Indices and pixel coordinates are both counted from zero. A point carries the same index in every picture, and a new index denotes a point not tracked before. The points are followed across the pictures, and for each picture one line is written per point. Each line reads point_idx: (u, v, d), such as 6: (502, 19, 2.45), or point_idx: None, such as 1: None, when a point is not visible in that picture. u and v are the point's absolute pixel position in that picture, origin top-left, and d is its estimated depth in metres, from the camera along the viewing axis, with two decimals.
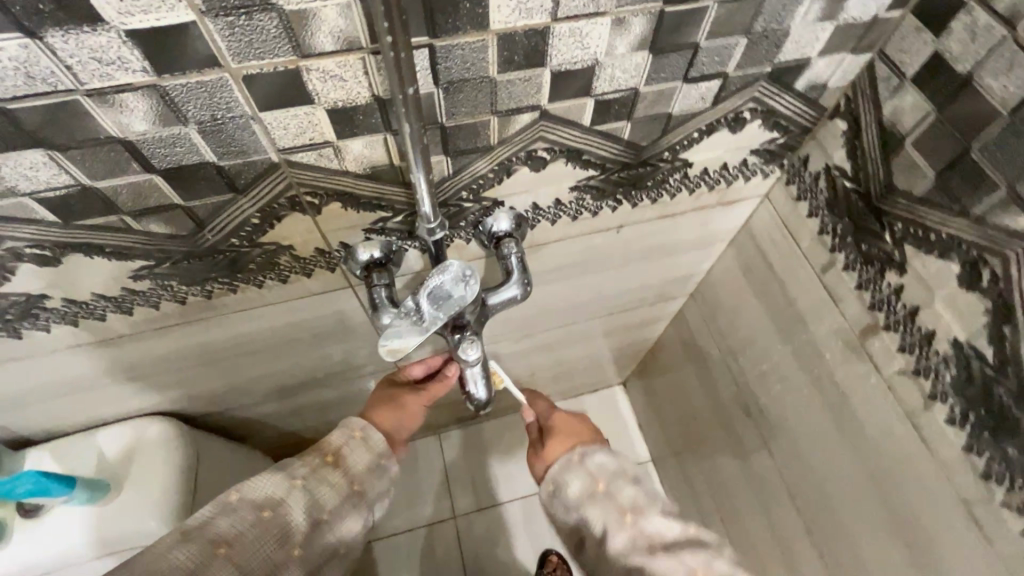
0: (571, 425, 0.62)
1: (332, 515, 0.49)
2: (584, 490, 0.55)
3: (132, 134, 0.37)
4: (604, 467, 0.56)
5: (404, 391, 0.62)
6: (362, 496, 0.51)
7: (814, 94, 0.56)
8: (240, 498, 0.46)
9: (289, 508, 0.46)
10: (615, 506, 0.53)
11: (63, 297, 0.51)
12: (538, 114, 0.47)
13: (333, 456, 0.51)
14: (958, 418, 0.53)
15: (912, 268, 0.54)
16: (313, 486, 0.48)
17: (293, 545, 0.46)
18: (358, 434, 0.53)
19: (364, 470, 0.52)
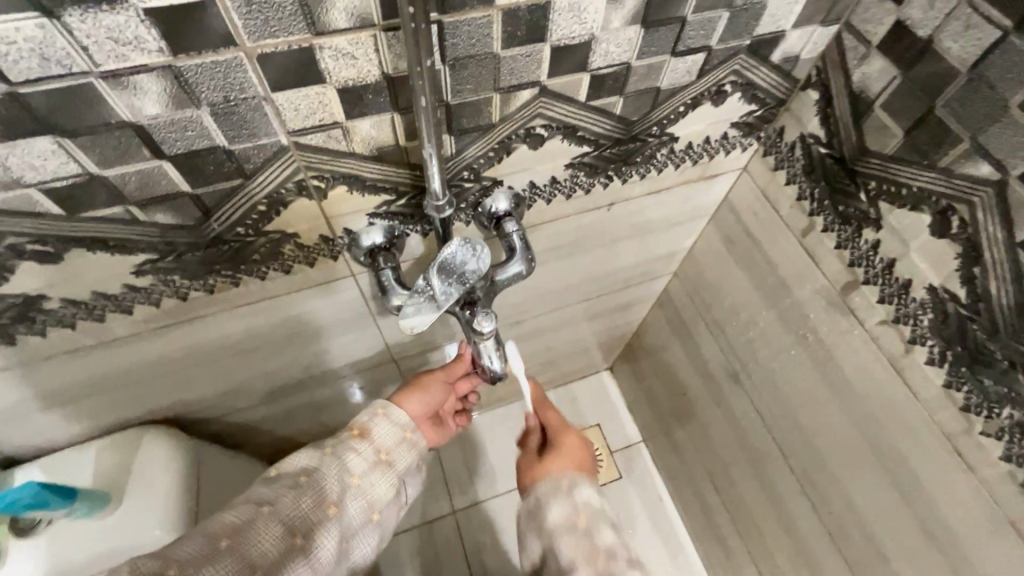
0: (576, 449, 0.60)
1: (362, 479, 0.53)
2: (565, 520, 0.52)
3: (144, 118, 0.37)
4: (590, 503, 0.54)
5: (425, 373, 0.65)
6: (389, 465, 0.56)
7: (788, 66, 0.60)
8: (279, 472, 0.51)
9: (322, 474, 0.51)
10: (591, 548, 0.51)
11: (63, 297, 0.50)
12: (537, 91, 0.49)
13: (358, 430, 0.56)
14: (937, 358, 0.57)
15: (887, 223, 0.58)
16: (341, 453, 0.53)
17: (330, 506, 0.50)
18: (381, 412, 0.58)
19: (390, 442, 0.57)
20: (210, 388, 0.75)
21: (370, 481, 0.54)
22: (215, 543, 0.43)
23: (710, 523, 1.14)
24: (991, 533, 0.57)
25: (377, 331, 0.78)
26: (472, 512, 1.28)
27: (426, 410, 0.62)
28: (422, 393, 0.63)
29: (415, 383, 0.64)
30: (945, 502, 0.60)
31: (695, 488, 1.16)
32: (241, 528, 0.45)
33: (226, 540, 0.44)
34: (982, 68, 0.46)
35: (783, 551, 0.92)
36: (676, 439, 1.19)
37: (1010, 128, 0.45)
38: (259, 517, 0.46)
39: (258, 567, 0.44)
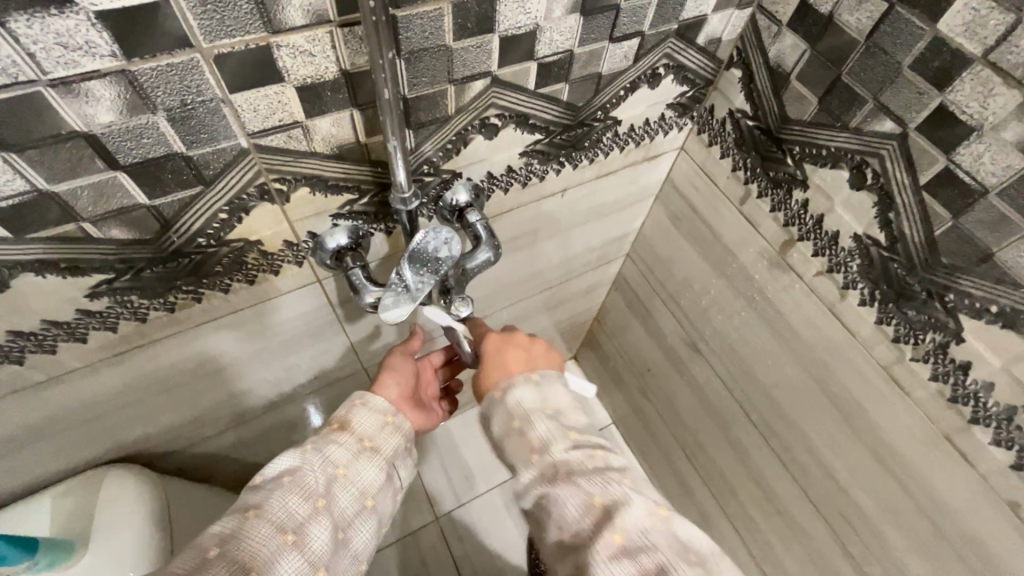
0: (506, 353, 0.55)
1: (348, 469, 0.53)
2: (506, 428, 0.51)
3: (97, 127, 0.36)
4: (523, 403, 0.51)
5: (390, 353, 0.66)
6: (376, 450, 0.56)
7: (712, 48, 0.65)
8: (264, 479, 0.50)
9: (305, 470, 0.51)
10: (527, 444, 0.49)
11: (10, 329, 0.47)
12: (489, 81, 0.51)
13: (338, 423, 0.56)
14: (868, 299, 0.64)
15: (813, 182, 0.64)
16: (323, 447, 0.53)
17: (318, 498, 0.50)
18: (359, 402, 0.58)
19: (372, 428, 0.57)
20: (174, 416, 0.72)
21: (357, 469, 0.54)
22: (203, 553, 0.43)
23: (684, 491, 1.19)
24: (929, 447, 0.64)
25: (346, 338, 0.78)
26: (455, 515, 1.27)
27: (403, 391, 0.63)
28: (394, 372, 0.64)
29: (384, 366, 0.65)
30: (889, 428, 0.67)
31: (667, 460, 1.21)
32: (228, 538, 0.45)
33: (215, 549, 0.43)
34: (876, 36, 0.52)
35: (754, 502, 0.98)
36: (645, 414, 1.24)
37: (904, 87, 0.52)
38: (246, 522, 0.46)
39: (251, 568, 0.43)
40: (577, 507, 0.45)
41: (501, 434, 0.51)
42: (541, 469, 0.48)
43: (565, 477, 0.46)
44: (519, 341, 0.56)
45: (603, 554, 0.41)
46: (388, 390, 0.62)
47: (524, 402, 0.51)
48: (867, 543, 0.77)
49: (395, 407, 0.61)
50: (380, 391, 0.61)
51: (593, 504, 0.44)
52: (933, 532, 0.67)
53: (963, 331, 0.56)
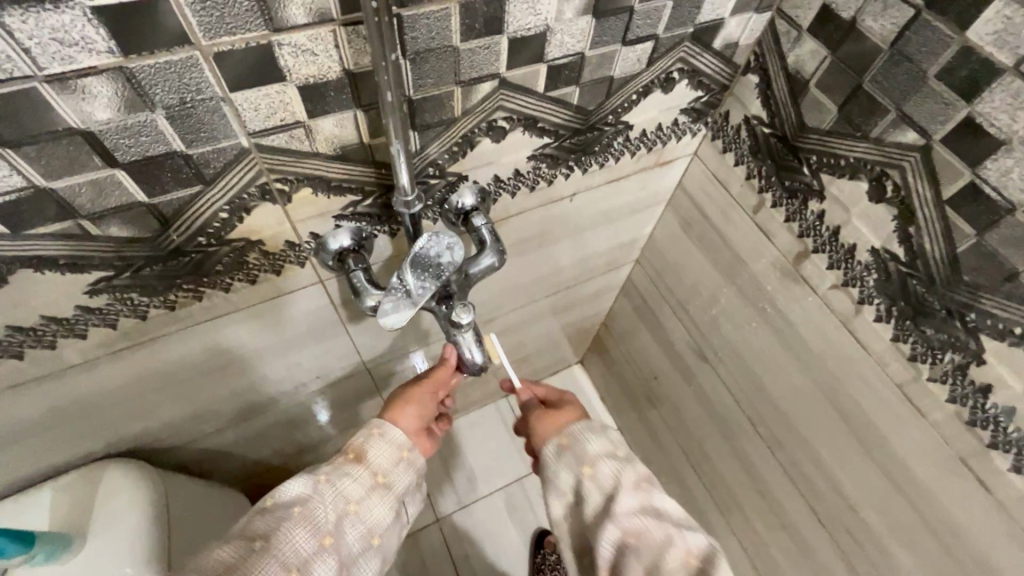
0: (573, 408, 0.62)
1: (359, 506, 0.54)
2: (605, 450, 0.56)
3: (94, 124, 0.36)
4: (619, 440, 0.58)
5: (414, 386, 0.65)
6: (387, 487, 0.57)
7: (729, 53, 0.64)
8: (275, 504, 0.51)
9: (316, 503, 0.52)
10: (636, 478, 0.54)
11: (9, 324, 0.47)
12: (497, 83, 0.50)
13: (354, 453, 0.57)
14: (884, 314, 0.62)
15: (830, 193, 0.62)
16: (337, 480, 0.54)
17: (325, 535, 0.51)
18: (376, 432, 0.58)
19: (386, 462, 0.57)
20: (175, 413, 0.72)
21: (368, 506, 0.55)
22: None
23: (686, 501, 1.16)
24: (944, 470, 0.61)
25: (349, 339, 0.77)
26: (455, 518, 1.27)
27: (421, 421, 0.62)
28: (416, 405, 0.63)
29: (403, 396, 0.63)
30: (902, 448, 0.65)
31: (670, 470, 1.19)
32: (232, 565, 0.46)
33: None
34: (901, 43, 0.50)
35: (759, 517, 0.96)
36: (650, 421, 1.22)
37: (929, 97, 0.50)
38: (250, 554, 0.47)
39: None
40: (675, 560, 0.49)
41: (600, 459, 0.55)
42: (646, 506, 0.52)
43: (669, 522, 0.51)
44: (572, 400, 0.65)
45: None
46: (406, 422, 0.61)
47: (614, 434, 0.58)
48: (874, 565, 0.75)
49: (412, 439, 0.61)
50: (399, 419, 0.61)
51: (689, 563, 0.48)
52: (945, 559, 0.65)
53: (984, 352, 0.54)
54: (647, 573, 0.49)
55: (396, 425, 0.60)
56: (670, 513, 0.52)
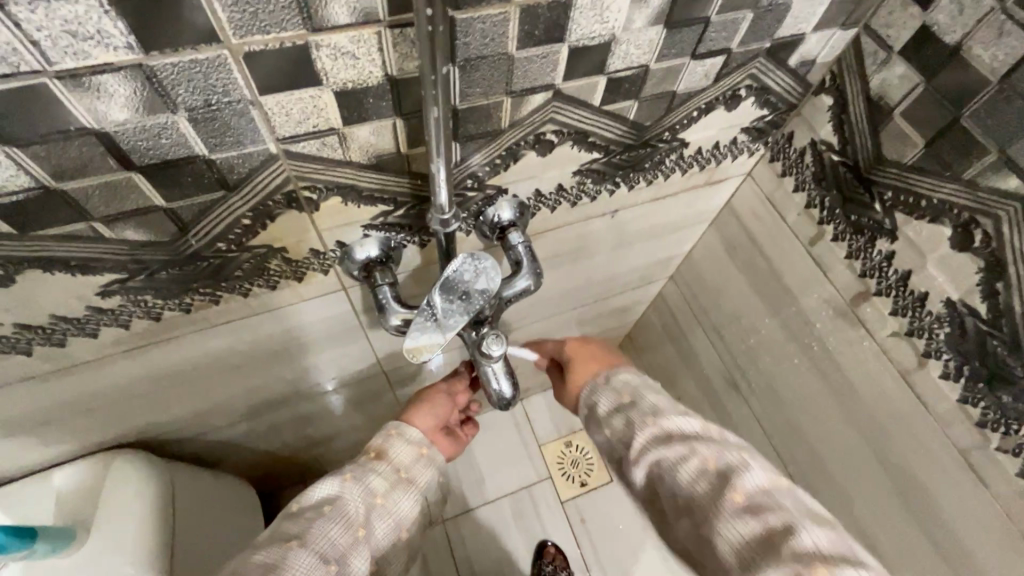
0: (588, 360, 0.59)
1: (385, 499, 0.54)
2: (614, 404, 0.54)
3: (110, 125, 0.32)
4: (631, 380, 0.55)
5: (429, 391, 0.66)
6: (411, 481, 0.57)
7: (804, 71, 0.58)
8: (301, 506, 0.51)
9: (346, 499, 0.52)
10: (641, 414, 0.52)
11: (15, 321, 0.44)
12: (551, 94, 0.45)
13: (375, 452, 0.57)
14: (952, 372, 0.56)
15: (903, 234, 0.57)
16: (363, 477, 0.54)
17: (358, 528, 0.51)
18: (394, 432, 0.59)
19: (408, 459, 0.58)
20: (187, 408, 0.69)
21: (394, 499, 0.55)
22: None
23: None
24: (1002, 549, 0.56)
25: (369, 344, 0.74)
26: (461, 521, 1.25)
27: (437, 420, 0.63)
28: (430, 406, 0.64)
29: (420, 400, 0.65)
30: (956, 517, 0.59)
31: None
32: (273, 567, 0.45)
33: None
34: (1013, 78, 0.44)
35: None
36: None
37: None
38: (288, 553, 0.46)
39: None
40: (692, 470, 0.47)
41: (612, 415, 0.53)
42: (657, 435, 0.50)
43: (682, 440, 0.49)
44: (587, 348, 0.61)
45: (727, 514, 0.44)
46: (421, 421, 0.62)
47: (628, 380, 0.55)
48: None
49: (429, 438, 0.62)
50: (415, 420, 0.62)
51: (709, 468, 0.46)
52: None
53: None
54: (677, 497, 0.47)
55: (412, 425, 0.61)
56: (683, 429, 0.49)
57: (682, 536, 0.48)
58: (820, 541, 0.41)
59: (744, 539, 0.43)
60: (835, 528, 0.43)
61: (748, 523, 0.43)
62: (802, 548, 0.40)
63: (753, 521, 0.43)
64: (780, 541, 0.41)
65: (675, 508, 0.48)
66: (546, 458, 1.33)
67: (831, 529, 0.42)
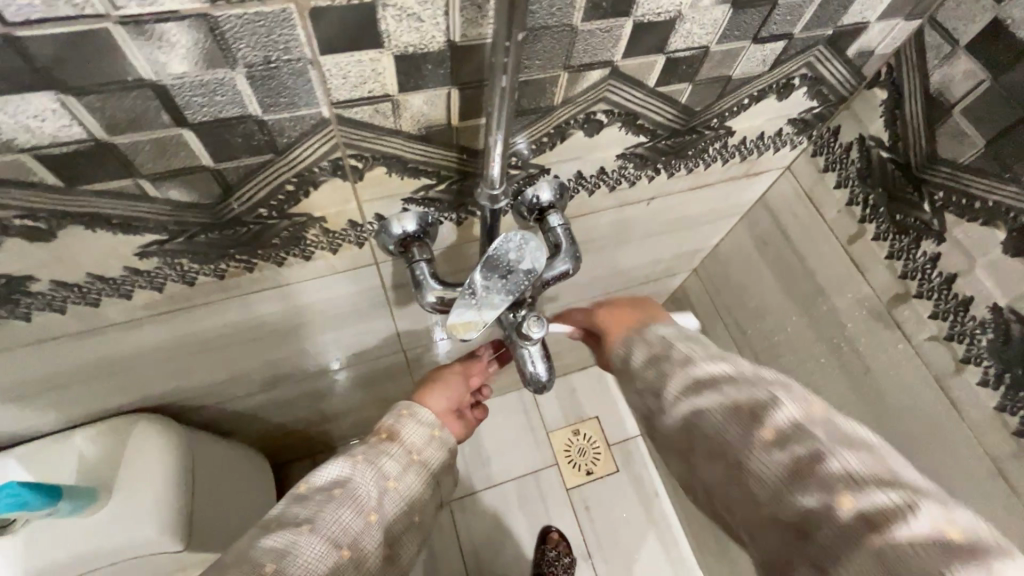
0: (620, 314, 0.55)
1: (398, 482, 0.54)
2: (647, 357, 0.49)
3: (167, 77, 0.31)
4: (665, 334, 0.50)
5: (441, 372, 0.67)
6: (423, 464, 0.57)
7: (861, 62, 0.56)
8: (309, 489, 0.51)
9: (357, 482, 0.51)
10: (673, 363, 0.47)
11: (53, 279, 0.43)
12: (607, 72, 0.44)
13: (386, 433, 0.57)
14: (992, 379, 0.55)
15: (952, 236, 0.55)
16: (374, 459, 0.54)
17: (370, 512, 0.51)
18: (406, 413, 0.59)
19: (420, 441, 0.58)
20: (208, 376, 0.69)
21: (406, 481, 0.55)
22: (258, 569, 0.43)
23: None
24: None
25: (391, 321, 0.73)
26: (466, 504, 1.25)
27: (450, 403, 0.63)
28: (444, 387, 0.65)
29: (434, 381, 0.66)
30: None
31: None
32: (284, 553, 0.44)
33: (271, 565, 0.43)
34: None
35: None
36: None
37: None
38: (300, 537, 0.46)
39: None
40: (723, 412, 0.43)
41: (643, 367, 0.49)
42: (686, 382, 0.46)
43: (715, 386, 0.44)
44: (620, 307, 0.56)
45: (758, 450, 0.40)
46: (435, 403, 0.62)
47: (664, 335, 0.50)
48: None
49: (442, 420, 0.62)
50: (429, 401, 0.63)
51: (738, 408, 0.42)
52: None
53: None
54: (708, 441, 0.43)
55: (426, 406, 0.61)
56: (714, 373, 0.45)
57: (711, 486, 0.43)
58: (859, 468, 0.37)
59: (777, 472, 0.39)
60: (877, 453, 0.38)
61: (785, 462, 0.39)
62: (835, 475, 0.37)
63: (782, 455, 0.39)
64: (812, 472, 0.37)
65: (706, 453, 0.43)
66: (554, 445, 1.33)
67: (872, 456, 0.38)
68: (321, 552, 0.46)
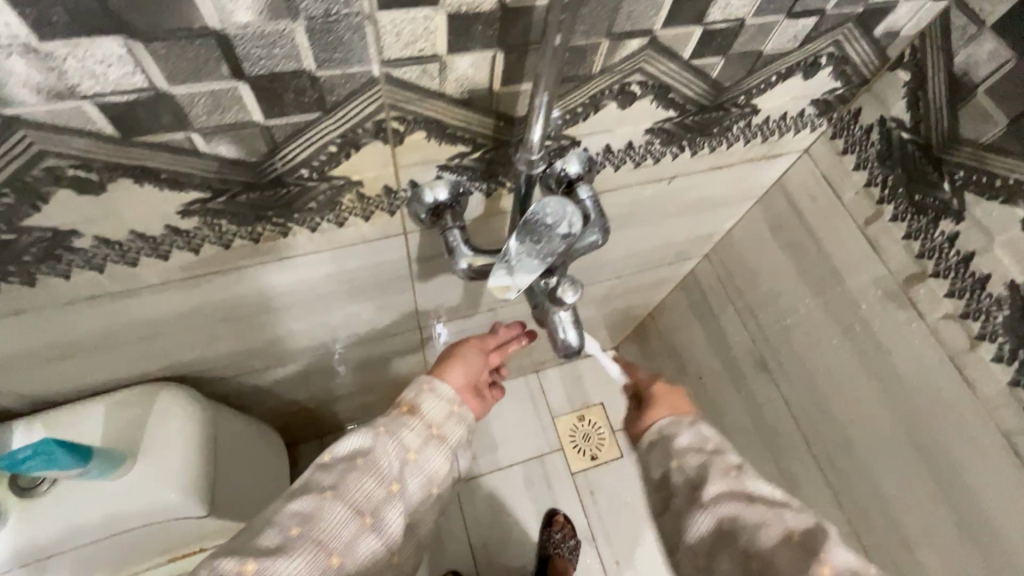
0: (674, 395, 0.58)
1: (418, 455, 0.53)
2: (694, 445, 0.53)
3: (231, 27, 0.32)
4: (716, 435, 0.54)
5: (459, 346, 0.64)
6: (443, 438, 0.55)
7: (886, 43, 0.57)
8: (333, 458, 0.50)
9: (378, 454, 0.51)
10: (725, 466, 0.50)
11: (96, 235, 0.44)
12: (646, 41, 0.45)
13: (407, 406, 0.55)
14: (1007, 355, 0.57)
15: (971, 215, 0.57)
16: (395, 431, 0.53)
17: (392, 483, 0.50)
18: (427, 386, 0.57)
19: (440, 416, 0.56)
20: (231, 346, 0.70)
21: (427, 455, 0.54)
22: (286, 531, 0.44)
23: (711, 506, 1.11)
24: None
25: (411, 296, 0.74)
26: (472, 487, 1.26)
27: (469, 378, 0.61)
28: (463, 362, 0.62)
29: (453, 355, 0.63)
30: (993, 500, 0.60)
31: None
32: (306, 517, 0.45)
33: (296, 528, 0.44)
34: None
35: None
36: None
37: None
38: (323, 503, 0.46)
39: (334, 552, 0.45)
40: (776, 537, 0.44)
41: (688, 453, 0.52)
42: (734, 491, 0.48)
43: (766, 504, 0.47)
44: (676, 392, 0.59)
45: None
46: (453, 378, 0.60)
47: (713, 434, 0.54)
48: None
49: (461, 396, 0.59)
50: (447, 376, 0.60)
51: (793, 537, 0.44)
52: None
53: None
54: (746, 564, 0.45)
55: (444, 380, 0.59)
56: (766, 495, 0.48)
57: None
58: None
59: None
60: None
61: None
62: None
63: None
64: None
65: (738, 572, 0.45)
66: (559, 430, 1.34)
67: None
68: (344, 517, 0.46)
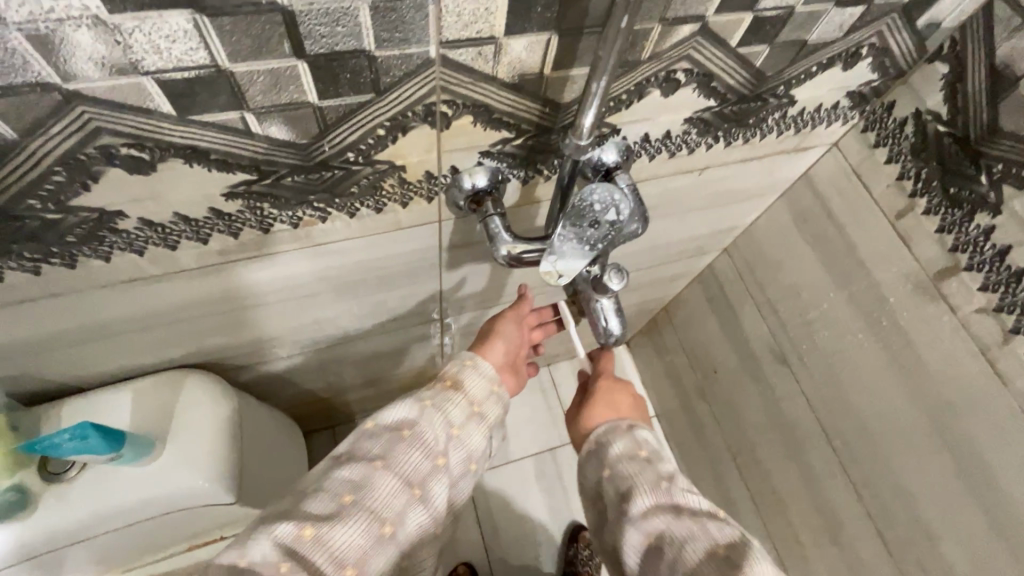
0: (615, 398, 0.58)
1: (461, 430, 0.53)
2: (626, 452, 0.52)
3: (297, 3, 0.31)
4: (650, 442, 0.53)
5: (498, 320, 0.64)
6: (482, 417, 0.55)
7: (926, 34, 0.57)
8: (377, 426, 0.50)
9: (424, 426, 0.50)
10: (654, 476, 0.50)
11: (141, 217, 0.44)
12: (697, 27, 0.44)
13: (451, 381, 0.55)
14: None
15: (1008, 208, 0.57)
16: (439, 406, 0.52)
17: (438, 456, 0.50)
18: (469, 363, 0.56)
19: (481, 395, 0.55)
20: (258, 333, 0.69)
21: (468, 432, 0.53)
22: (339, 497, 0.44)
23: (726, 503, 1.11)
24: None
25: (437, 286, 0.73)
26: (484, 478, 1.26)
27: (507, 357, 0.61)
28: (502, 338, 0.62)
29: (493, 331, 0.63)
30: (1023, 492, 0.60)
31: (712, 468, 1.15)
32: (359, 484, 0.45)
33: (349, 495, 0.44)
34: None
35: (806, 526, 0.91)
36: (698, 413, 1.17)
37: None
38: (375, 472, 0.46)
39: (386, 519, 0.45)
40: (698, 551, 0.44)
41: (619, 461, 0.52)
42: (662, 505, 0.48)
43: (693, 517, 0.46)
44: (619, 393, 0.59)
45: None
46: (495, 356, 0.60)
47: (649, 441, 0.53)
48: None
49: (500, 374, 0.59)
50: (487, 354, 0.60)
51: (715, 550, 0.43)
52: None
53: None
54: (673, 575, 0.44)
55: (486, 359, 0.59)
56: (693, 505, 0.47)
57: None
58: None
59: None
60: None
61: None
62: None
63: None
64: None
65: None
66: None
67: None
68: (394, 487, 0.46)
